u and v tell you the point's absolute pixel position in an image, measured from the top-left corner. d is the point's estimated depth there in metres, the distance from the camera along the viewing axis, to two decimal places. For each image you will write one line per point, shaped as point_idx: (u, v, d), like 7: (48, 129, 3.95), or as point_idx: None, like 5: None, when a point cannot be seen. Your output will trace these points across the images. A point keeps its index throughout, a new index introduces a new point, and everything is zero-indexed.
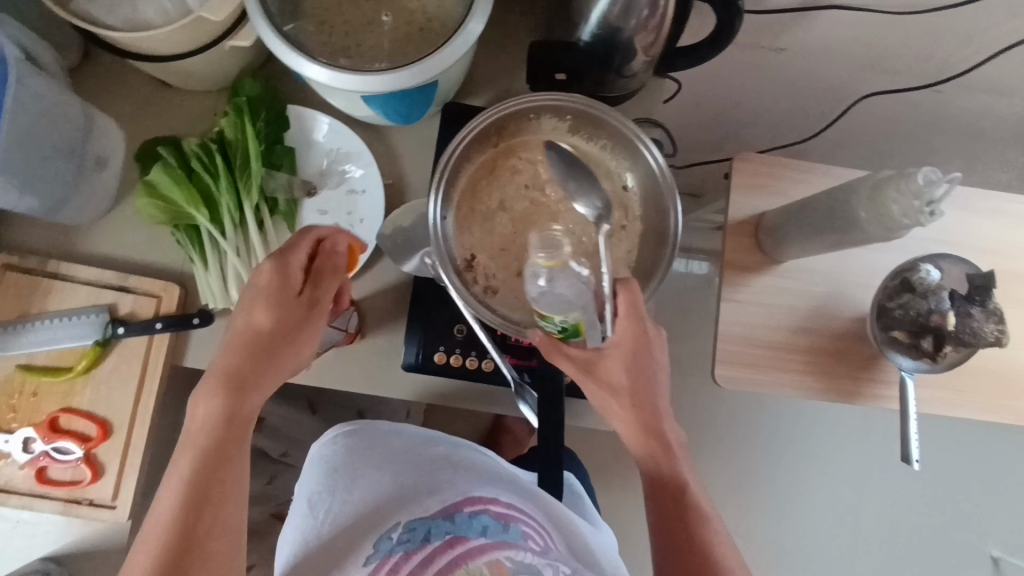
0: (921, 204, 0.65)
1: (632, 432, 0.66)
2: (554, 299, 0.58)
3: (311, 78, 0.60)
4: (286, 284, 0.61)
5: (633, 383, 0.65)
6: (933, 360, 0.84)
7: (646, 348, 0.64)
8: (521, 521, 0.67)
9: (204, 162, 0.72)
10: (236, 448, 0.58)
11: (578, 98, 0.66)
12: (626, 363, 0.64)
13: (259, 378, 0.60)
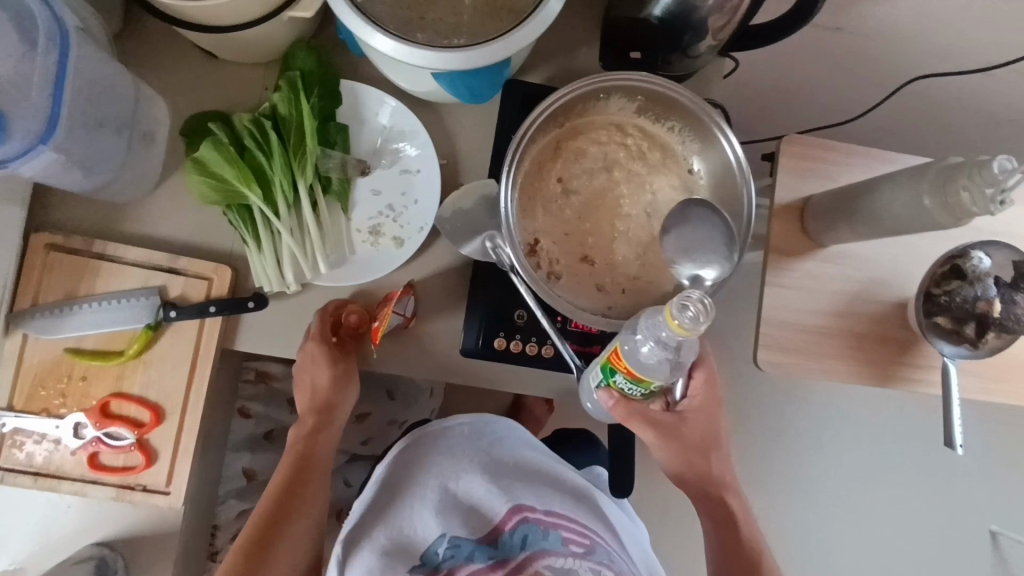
0: (994, 193, 0.65)
1: (697, 489, 0.70)
2: (655, 359, 0.52)
3: (380, 50, 0.57)
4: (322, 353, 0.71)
5: (705, 445, 0.68)
6: (975, 346, 0.84)
7: (714, 410, 0.68)
8: (558, 528, 0.73)
9: (258, 139, 0.69)
10: (313, 462, 0.74)
11: (654, 79, 0.64)
12: (701, 424, 0.67)
13: (329, 415, 0.76)
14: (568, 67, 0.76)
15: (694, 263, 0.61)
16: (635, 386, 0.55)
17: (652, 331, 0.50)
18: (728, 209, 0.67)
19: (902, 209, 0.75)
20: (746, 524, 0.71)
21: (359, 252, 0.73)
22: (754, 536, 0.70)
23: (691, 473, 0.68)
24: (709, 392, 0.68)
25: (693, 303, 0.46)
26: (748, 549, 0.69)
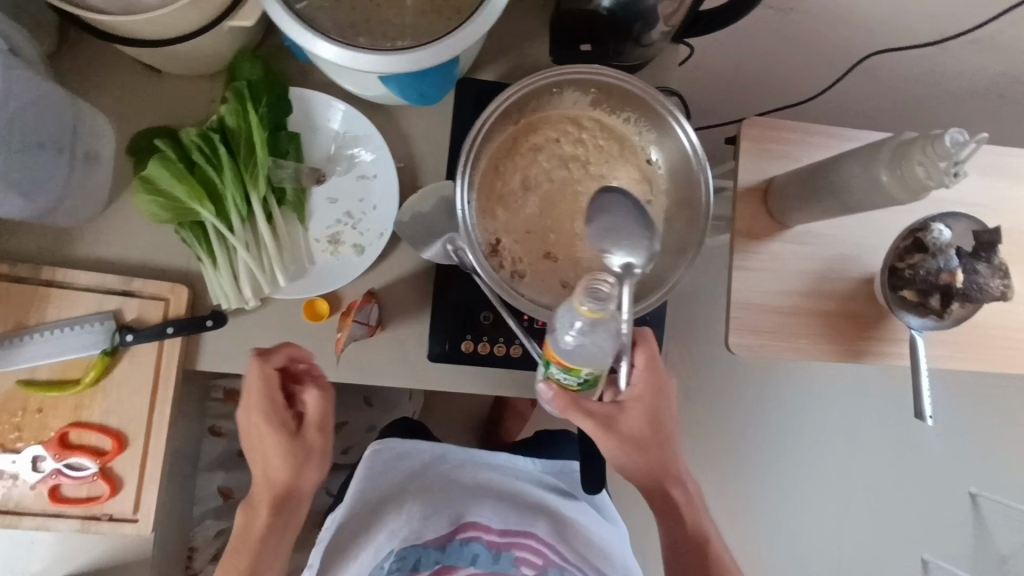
0: (948, 166, 0.65)
1: (642, 480, 0.67)
2: (585, 349, 0.51)
3: (323, 57, 0.55)
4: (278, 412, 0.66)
5: (649, 438, 0.65)
6: (940, 316, 0.86)
7: (657, 399, 0.64)
8: (512, 548, 0.84)
9: (206, 153, 0.67)
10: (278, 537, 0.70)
11: (606, 71, 0.64)
12: (645, 415, 0.64)
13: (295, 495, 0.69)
14: (521, 62, 0.75)
15: (626, 251, 0.61)
16: (569, 377, 0.55)
17: (569, 319, 0.50)
18: (688, 197, 0.67)
19: (862, 186, 0.75)
20: (694, 516, 0.71)
21: (318, 262, 0.72)
22: (702, 526, 0.71)
23: (638, 468, 0.66)
24: (651, 381, 0.64)
25: (600, 287, 0.47)
26: (693, 540, 0.71)
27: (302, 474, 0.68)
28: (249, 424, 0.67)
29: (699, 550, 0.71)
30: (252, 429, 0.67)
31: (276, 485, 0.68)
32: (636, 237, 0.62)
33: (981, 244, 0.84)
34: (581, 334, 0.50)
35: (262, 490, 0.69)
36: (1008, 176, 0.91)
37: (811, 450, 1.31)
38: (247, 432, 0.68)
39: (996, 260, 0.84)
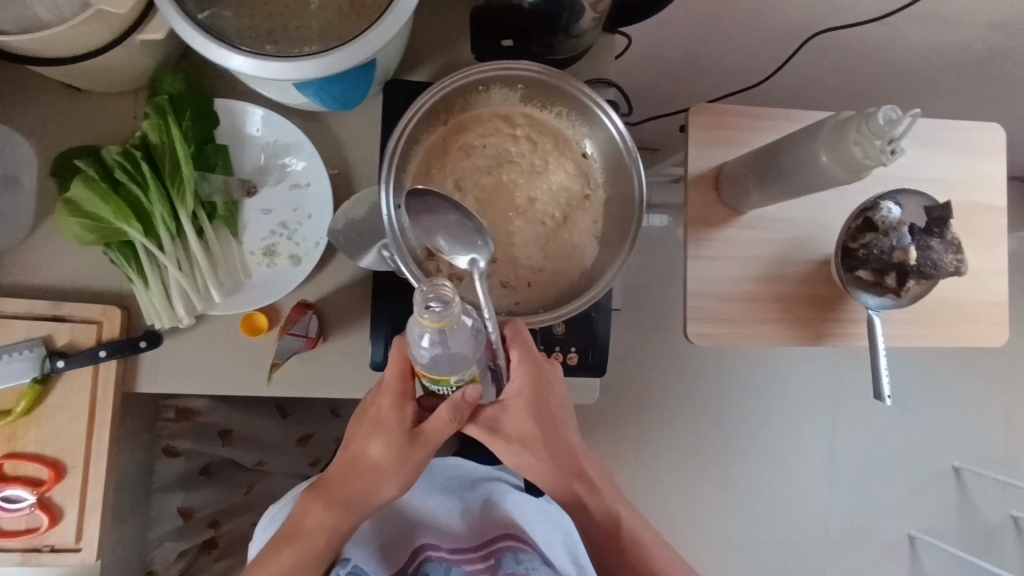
0: (883, 144, 0.64)
1: (549, 476, 0.67)
2: (447, 356, 0.50)
3: (238, 70, 0.54)
4: (397, 396, 0.58)
5: (538, 438, 0.64)
6: (897, 295, 0.83)
7: (543, 398, 0.63)
8: (462, 563, 0.77)
9: (130, 171, 0.65)
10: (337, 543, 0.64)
11: (529, 65, 0.62)
12: (528, 412, 0.62)
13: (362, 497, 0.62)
14: (453, 61, 0.74)
15: (465, 250, 0.62)
16: (443, 388, 0.54)
17: (418, 334, 0.48)
18: (622, 189, 0.67)
19: (804, 168, 0.73)
20: (603, 503, 0.71)
21: (255, 275, 0.71)
22: (615, 510, 0.72)
23: (536, 468, 0.66)
24: (533, 378, 0.62)
25: (438, 294, 0.45)
26: (605, 527, 0.71)
27: (380, 482, 0.61)
28: (375, 410, 0.59)
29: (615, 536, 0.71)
30: (382, 420, 0.59)
31: (349, 486, 0.62)
32: (472, 236, 0.62)
33: (933, 219, 0.81)
34: (436, 344, 0.48)
35: (330, 484, 0.63)
36: (958, 151, 0.91)
37: (781, 431, 1.33)
38: (364, 417, 0.61)
39: (949, 236, 0.81)
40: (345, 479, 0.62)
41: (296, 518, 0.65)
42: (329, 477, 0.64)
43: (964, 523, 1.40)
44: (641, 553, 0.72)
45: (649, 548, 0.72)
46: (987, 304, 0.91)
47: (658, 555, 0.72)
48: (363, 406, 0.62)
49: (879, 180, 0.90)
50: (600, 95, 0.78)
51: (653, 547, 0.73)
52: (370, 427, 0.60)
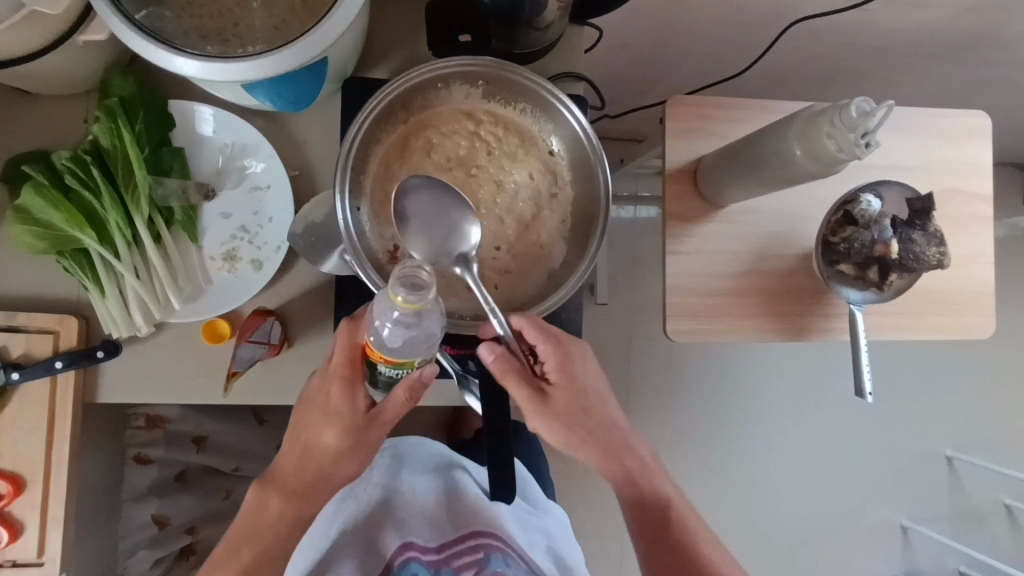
0: (856, 137, 0.62)
1: (601, 459, 0.67)
2: (411, 339, 0.48)
3: (185, 74, 0.52)
4: (345, 387, 0.58)
5: (575, 412, 0.65)
6: (880, 289, 0.80)
7: (575, 372, 0.65)
8: (450, 560, 0.75)
9: (81, 177, 0.63)
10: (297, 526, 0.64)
11: (487, 61, 0.60)
12: (569, 387, 0.65)
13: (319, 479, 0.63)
14: (416, 58, 0.73)
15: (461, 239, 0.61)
16: (399, 371, 0.52)
17: (389, 314, 0.47)
18: (587, 186, 0.65)
19: (778, 161, 0.71)
20: (642, 483, 0.68)
21: (215, 280, 0.69)
22: (659, 489, 0.68)
23: (579, 444, 0.66)
24: (563, 354, 0.65)
25: (417, 276, 0.44)
26: (648, 508, 0.67)
27: (340, 463, 0.62)
28: (325, 399, 0.59)
29: (659, 518, 0.67)
30: (336, 406, 0.59)
31: (307, 474, 0.62)
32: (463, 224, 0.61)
33: (916, 211, 0.78)
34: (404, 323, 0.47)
35: (286, 475, 0.63)
36: (940, 137, 0.88)
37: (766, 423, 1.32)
38: (311, 406, 0.60)
39: (932, 227, 0.78)
40: (302, 469, 0.62)
41: (252, 513, 0.64)
42: (279, 469, 0.63)
43: (955, 510, 1.39)
44: (688, 537, 0.67)
45: (694, 536, 0.68)
46: (975, 293, 0.88)
47: (703, 542, 0.68)
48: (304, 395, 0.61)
49: (862, 168, 0.87)
50: (569, 89, 0.77)
51: (698, 535, 0.68)
52: (322, 415, 0.60)
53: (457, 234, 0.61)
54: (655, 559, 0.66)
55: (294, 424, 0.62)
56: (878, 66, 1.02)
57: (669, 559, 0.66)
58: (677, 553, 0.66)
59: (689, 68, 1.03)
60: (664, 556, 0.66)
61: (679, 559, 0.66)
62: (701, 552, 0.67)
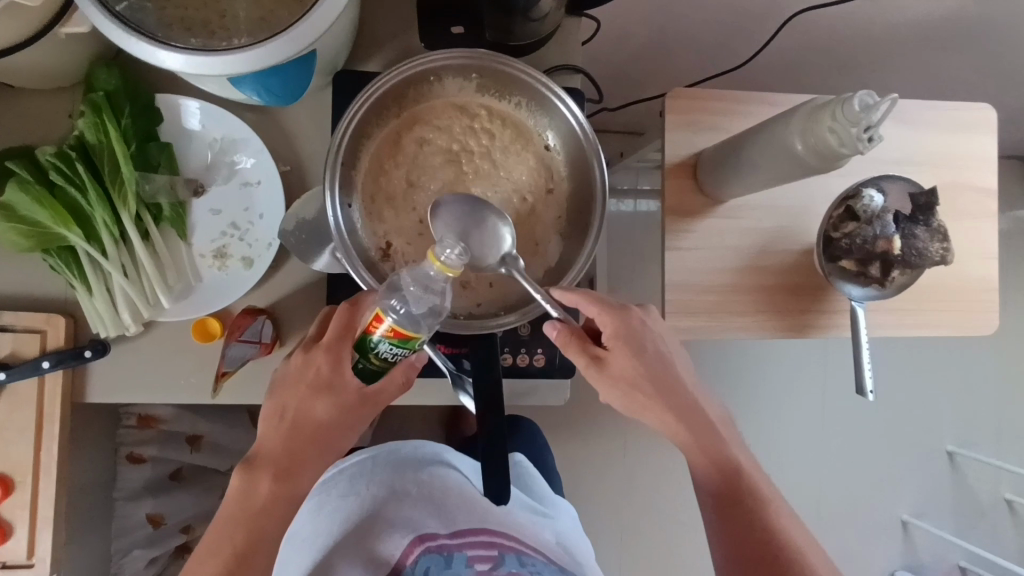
0: (859, 131, 0.60)
1: (669, 421, 0.63)
2: (422, 305, 0.51)
3: (170, 68, 0.51)
4: (336, 355, 0.58)
5: (644, 376, 0.62)
6: (882, 285, 0.78)
7: (640, 339, 0.62)
8: (464, 548, 0.72)
9: (66, 173, 0.61)
10: (282, 510, 0.59)
11: (480, 53, 0.59)
12: (629, 353, 0.61)
13: (306, 456, 0.60)
14: (411, 50, 0.71)
15: (499, 240, 0.59)
16: (400, 350, 0.52)
17: (422, 279, 0.51)
18: (583, 182, 0.63)
19: (778, 155, 0.69)
20: (716, 449, 0.63)
21: (206, 278, 0.68)
22: (733, 457, 0.64)
23: (647, 410, 0.63)
24: (625, 321, 0.62)
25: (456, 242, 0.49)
26: (720, 475, 0.63)
27: (329, 441, 0.61)
28: (315, 373, 0.59)
29: (733, 486, 0.63)
30: (326, 380, 0.59)
31: (296, 452, 0.60)
32: (493, 224, 0.59)
33: (919, 207, 0.77)
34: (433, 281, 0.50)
35: (275, 454, 0.60)
36: (945, 131, 0.86)
37: (766, 419, 1.31)
38: (298, 382, 0.60)
39: (935, 223, 0.76)
40: (291, 446, 0.60)
41: (238, 498, 0.59)
42: (263, 449, 0.60)
43: (957, 505, 1.38)
44: (761, 510, 0.63)
45: (769, 507, 0.63)
46: (979, 289, 0.87)
47: (778, 514, 0.63)
48: (287, 372, 0.61)
49: (866, 162, 0.85)
50: (566, 82, 0.75)
51: (773, 505, 0.64)
52: (311, 390, 0.59)
53: (493, 229, 0.59)
54: (729, 528, 0.63)
55: (276, 402, 0.61)
56: (883, 57, 1.00)
57: (744, 530, 0.62)
58: (752, 521, 0.63)
59: (690, 60, 1.01)
60: (738, 525, 0.63)
61: (753, 529, 0.62)
62: (775, 525, 0.63)
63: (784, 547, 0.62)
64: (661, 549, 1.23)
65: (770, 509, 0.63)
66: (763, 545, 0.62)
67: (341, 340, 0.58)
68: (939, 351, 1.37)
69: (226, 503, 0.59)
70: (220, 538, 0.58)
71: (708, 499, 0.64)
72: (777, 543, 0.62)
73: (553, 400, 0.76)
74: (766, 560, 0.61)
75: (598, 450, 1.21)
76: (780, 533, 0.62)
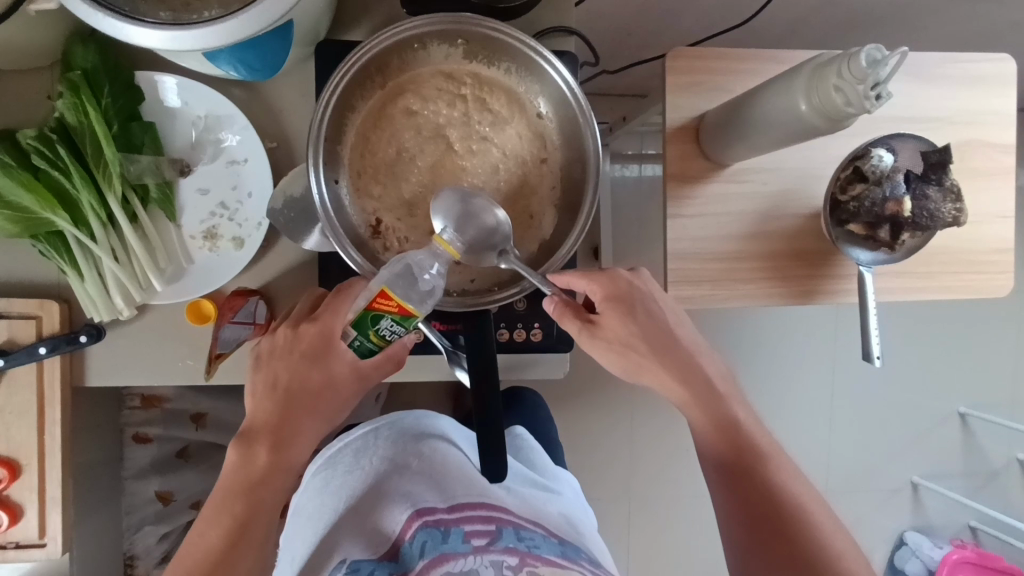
0: (866, 88, 0.57)
1: (670, 381, 0.61)
2: (419, 275, 0.52)
3: (144, 46, 0.49)
4: (331, 329, 0.59)
5: (638, 335, 0.60)
6: (891, 249, 0.76)
7: (636, 301, 0.61)
8: (462, 524, 0.68)
9: (49, 157, 0.60)
10: (281, 478, 0.59)
11: (465, 18, 0.56)
12: (622, 316, 0.60)
13: (300, 426, 0.60)
14: (397, 18, 0.69)
15: (494, 219, 0.57)
16: (399, 328, 0.51)
17: (427, 261, 0.53)
18: (577, 149, 0.61)
19: (782, 116, 0.66)
20: (715, 408, 0.61)
21: (197, 260, 0.67)
22: (735, 419, 0.61)
23: (646, 371, 0.61)
24: (617, 284, 0.61)
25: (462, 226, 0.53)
26: (722, 436, 0.60)
27: (322, 413, 0.61)
28: (310, 343, 0.59)
29: (737, 450, 0.59)
30: (319, 351, 0.59)
31: (291, 424, 0.60)
32: (482, 209, 0.57)
33: (931, 165, 0.73)
34: (434, 260, 0.53)
35: (269, 426, 0.60)
36: (961, 85, 0.82)
37: (773, 384, 1.30)
38: (291, 355, 0.60)
39: (948, 181, 0.74)
40: (286, 419, 0.60)
41: (236, 471, 0.59)
42: (257, 422, 0.60)
43: (967, 466, 1.38)
44: (774, 468, 0.59)
45: (780, 471, 0.59)
46: (993, 249, 0.84)
47: (791, 479, 0.59)
48: (279, 345, 0.61)
49: (878, 121, 0.81)
50: (560, 45, 0.72)
51: (785, 470, 0.59)
52: (305, 361, 0.60)
53: (487, 216, 0.57)
54: (735, 496, 0.58)
55: (268, 376, 0.61)
56: (902, 7, 0.95)
57: (753, 497, 0.58)
58: (760, 487, 0.58)
59: (694, 17, 0.97)
60: (744, 493, 0.58)
61: (762, 496, 0.58)
62: (788, 487, 0.58)
63: (799, 517, 0.57)
64: (670, 514, 1.24)
65: (780, 472, 0.59)
66: (775, 513, 0.57)
67: (338, 316, 0.59)
68: (953, 313, 1.34)
69: (224, 476, 0.59)
70: (220, 511, 0.58)
71: (715, 468, 0.60)
72: (789, 510, 0.57)
73: (553, 373, 0.75)
74: (778, 529, 0.56)
75: (604, 419, 1.21)
76: (793, 502, 0.57)
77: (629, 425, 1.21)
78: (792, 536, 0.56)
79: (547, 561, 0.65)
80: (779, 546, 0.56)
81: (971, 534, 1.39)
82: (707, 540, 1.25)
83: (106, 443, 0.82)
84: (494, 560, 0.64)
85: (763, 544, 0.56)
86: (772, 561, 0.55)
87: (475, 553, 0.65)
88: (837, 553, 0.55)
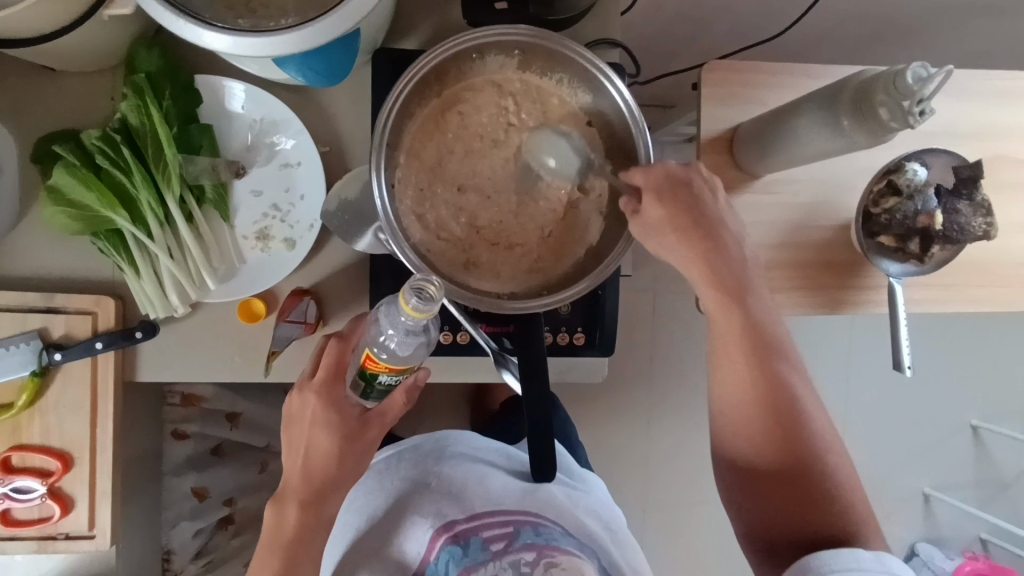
0: (911, 104, 0.58)
1: (696, 265, 0.59)
2: (404, 341, 0.50)
3: (219, 52, 0.50)
4: (331, 395, 0.60)
5: (684, 227, 0.58)
6: (920, 261, 0.78)
7: (682, 196, 0.58)
8: (480, 531, 0.71)
9: (111, 157, 0.62)
10: (312, 531, 0.63)
11: (524, 30, 0.57)
12: (678, 209, 0.58)
13: (329, 480, 0.63)
14: (447, 27, 0.71)
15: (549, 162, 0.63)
16: (399, 378, 0.54)
17: (394, 320, 0.49)
18: (628, 160, 0.62)
19: (823, 129, 0.68)
20: (743, 307, 0.59)
21: (249, 260, 0.68)
22: (758, 315, 0.59)
23: (686, 260, 0.59)
24: (669, 172, 0.58)
25: (426, 286, 0.46)
26: (745, 338, 0.59)
27: (346, 466, 0.62)
28: (315, 412, 0.60)
29: (763, 342, 0.59)
30: (327, 417, 0.60)
31: (317, 481, 0.62)
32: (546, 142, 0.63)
33: (963, 180, 0.75)
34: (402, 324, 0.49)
35: (296, 486, 0.63)
36: (991, 101, 0.84)
37: None
38: (302, 420, 0.61)
39: (978, 197, 0.75)
40: (311, 478, 0.62)
41: (274, 528, 0.63)
42: (288, 484, 0.63)
43: (978, 477, 1.39)
44: (785, 367, 0.59)
45: (790, 372, 0.60)
46: (1016, 263, 0.86)
47: (796, 380, 0.60)
48: (291, 414, 0.62)
49: (910, 136, 0.83)
50: (603, 56, 0.74)
51: (794, 372, 0.60)
52: (317, 426, 0.60)
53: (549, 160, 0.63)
54: (753, 390, 0.59)
55: (292, 440, 0.63)
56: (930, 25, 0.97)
57: (767, 409, 0.58)
58: (774, 383, 0.59)
59: (726, 27, 0.98)
60: (756, 403, 0.59)
61: (773, 394, 0.58)
62: (803, 403, 0.59)
63: (798, 420, 0.59)
64: (686, 520, 1.25)
65: (795, 388, 0.59)
66: (783, 427, 0.58)
67: (337, 382, 0.60)
68: (968, 324, 1.36)
69: (265, 531, 0.64)
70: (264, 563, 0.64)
71: (730, 378, 0.60)
72: (791, 415, 0.59)
73: (590, 377, 0.76)
74: (778, 442, 0.58)
75: (623, 424, 1.22)
76: (797, 404, 0.59)
77: (646, 432, 1.22)
78: (790, 444, 0.58)
79: (564, 567, 0.70)
80: (774, 459, 0.59)
81: (982, 546, 1.40)
82: (723, 546, 1.26)
83: (147, 439, 0.83)
84: (513, 562, 0.69)
85: (769, 468, 0.59)
86: (769, 478, 0.59)
87: (494, 558, 0.69)
88: (825, 470, 0.58)
